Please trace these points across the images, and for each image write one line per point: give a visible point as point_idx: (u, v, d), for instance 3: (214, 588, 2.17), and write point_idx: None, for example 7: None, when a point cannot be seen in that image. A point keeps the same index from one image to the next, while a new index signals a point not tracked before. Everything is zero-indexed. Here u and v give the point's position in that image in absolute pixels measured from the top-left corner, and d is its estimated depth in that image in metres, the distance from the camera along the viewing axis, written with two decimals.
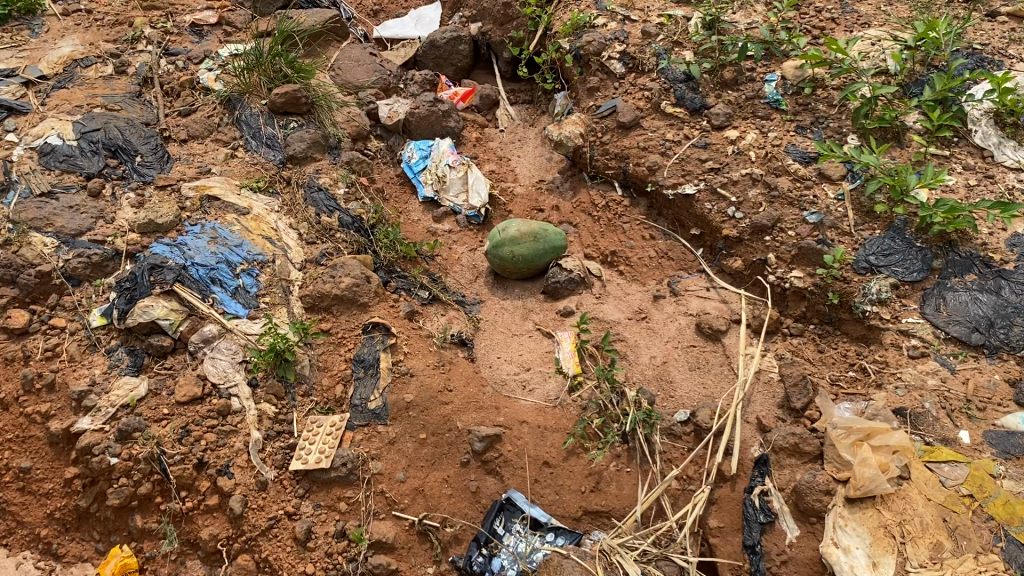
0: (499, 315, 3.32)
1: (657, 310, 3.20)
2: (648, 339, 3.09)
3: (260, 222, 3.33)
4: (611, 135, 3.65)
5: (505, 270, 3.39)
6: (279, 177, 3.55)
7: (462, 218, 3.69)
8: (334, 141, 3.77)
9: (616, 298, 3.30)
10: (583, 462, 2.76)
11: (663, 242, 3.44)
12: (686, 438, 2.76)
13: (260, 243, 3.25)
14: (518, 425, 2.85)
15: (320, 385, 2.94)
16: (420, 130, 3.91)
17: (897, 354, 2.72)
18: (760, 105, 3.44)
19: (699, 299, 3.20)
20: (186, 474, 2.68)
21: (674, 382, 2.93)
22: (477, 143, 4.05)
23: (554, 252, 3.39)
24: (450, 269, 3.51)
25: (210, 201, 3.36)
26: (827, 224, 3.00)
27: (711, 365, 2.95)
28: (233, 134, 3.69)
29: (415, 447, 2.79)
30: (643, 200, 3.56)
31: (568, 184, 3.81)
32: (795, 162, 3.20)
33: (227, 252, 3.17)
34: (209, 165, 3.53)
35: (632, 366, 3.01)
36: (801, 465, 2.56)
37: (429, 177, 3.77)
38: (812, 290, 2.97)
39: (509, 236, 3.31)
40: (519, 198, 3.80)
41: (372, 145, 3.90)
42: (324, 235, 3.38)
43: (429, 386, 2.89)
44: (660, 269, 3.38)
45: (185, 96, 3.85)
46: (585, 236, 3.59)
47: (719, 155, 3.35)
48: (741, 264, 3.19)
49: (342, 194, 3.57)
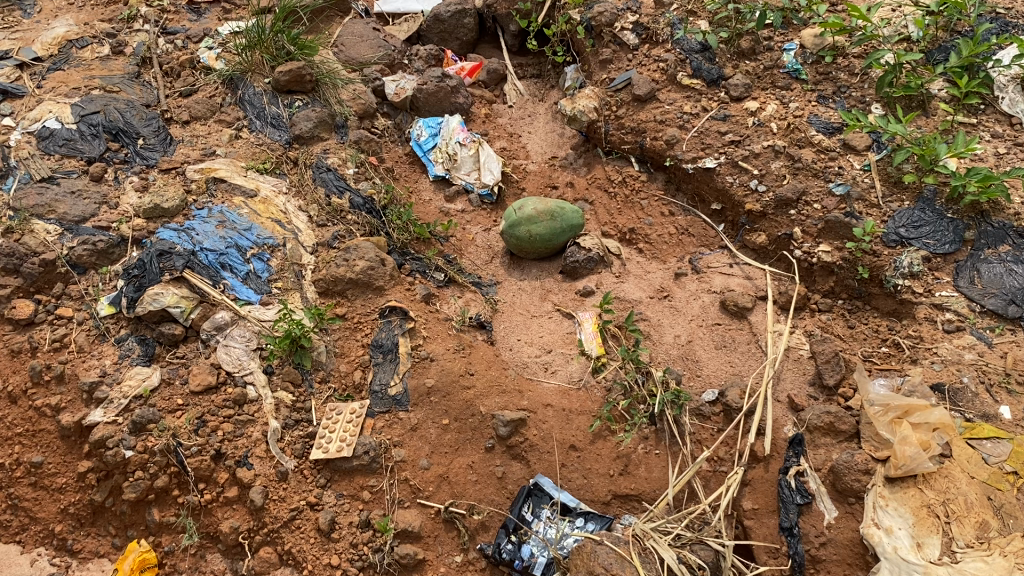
0: (517, 297, 3.23)
1: (679, 288, 3.12)
2: (672, 318, 3.02)
3: (268, 204, 3.24)
4: (626, 108, 3.54)
5: (521, 250, 3.30)
6: (286, 157, 3.43)
7: (475, 196, 3.57)
8: (341, 120, 3.63)
9: (637, 277, 3.21)
10: (610, 445, 2.69)
11: (682, 218, 3.34)
12: (716, 419, 2.70)
13: (270, 226, 3.16)
14: (542, 408, 2.78)
15: (337, 372, 2.86)
16: (429, 107, 3.79)
17: (931, 329, 2.65)
18: (779, 75, 3.36)
19: (722, 276, 3.12)
20: (204, 466, 2.63)
21: (700, 361, 2.86)
22: (486, 119, 3.93)
23: (572, 230, 3.28)
24: (465, 250, 3.40)
25: (216, 183, 3.27)
26: (854, 197, 2.92)
27: (737, 343, 2.88)
28: (237, 114, 3.58)
29: (438, 433, 2.73)
30: (661, 174, 3.46)
31: (581, 160, 3.71)
32: (818, 133, 3.12)
33: (236, 236, 3.09)
34: (213, 147, 3.43)
35: (656, 345, 2.94)
36: (836, 444, 2.49)
37: (440, 156, 3.62)
38: (841, 265, 2.88)
39: (526, 216, 3.22)
40: (532, 175, 3.69)
41: (379, 124, 3.74)
42: (335, 217, 3.26)
43: (450, 371, 2.81)
44: (679, 246, 3.29)
45: (185, 76, 3.73)
46: (601, 213, 3.49)
47: (740, 127, 3.27)
48: (766, 239, 3.10)
49: (351, 176, 3.46)
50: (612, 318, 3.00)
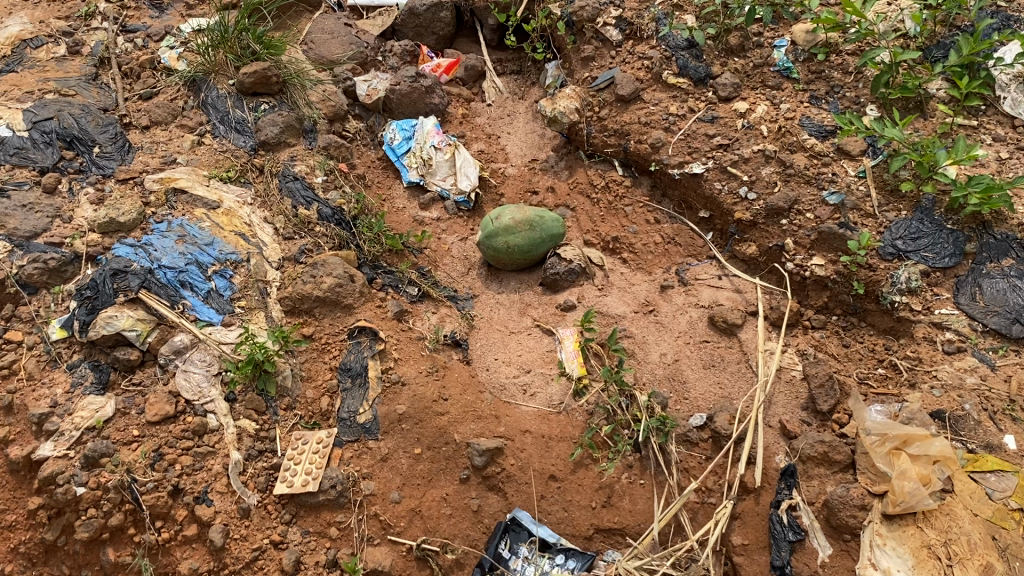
0: (494, 311, 3.07)
1: (666, 301, 2.96)
2: (657, 334, 2.86)
3: (232, 216, 3.07)
4: (610, 109, 3.37)
5: (499, 262, 3.14)
6: (251, 165, 3.25)
7: (451, 204, 3.38)
8: (309, 125, 3.45)
9: (621, 289, 3.05)
10: (592, 475, 2.55)
11: (669, 226, 3.16)
12: (704, 445, 2.56)
13: (233, 240, 2.99)
14: (520, 435, 2.63)
15: (304, 398, 2.70)
16: (402, 108, 3.60)
17: (930, 350, 2.50)
18: (770, 74, 3.19)
19: (710, 288, 2.95)
20: (160, 503, 2.47)
21: (687, 383, 2.71)
22: (464, 120, 3.74)
23: (552, 240, 3.12)
24: (440, 262, 3.22)
25: (176, 194, 3.09)
26: (848, 206, 2.77)
27: (726, 363, 2.73)
28: (199, 118, 3.39)
29: (410, 463, 2.58)
30: (646, 178, 3.28)
31: (563, 163, 3.52)
32: (811, 137, 2.96)
33: (197, 252, 2.92)
34: (173, 155, 3.24)
35: (641, 364, 2.79)
36: (831, 475, 2.35)
37: (414, 161, 3.45)
38: (835, 279, 2.72)
39: (503, 226, 3.05)
40: (511, 179, 3.50)
41: (351, 126, 3.56)
42: (301, 229, 3.08)
43: (423, 397, 2.66)
44: (666, 256, 3.11)
45: (145, 77, 3.54)
46: (583, 221, 3.31)
47: (729, 129, 3.10)
48: (756, 250, 2.94)
49: (319, 185, 3.27)
50: (594, 336, 2.84)
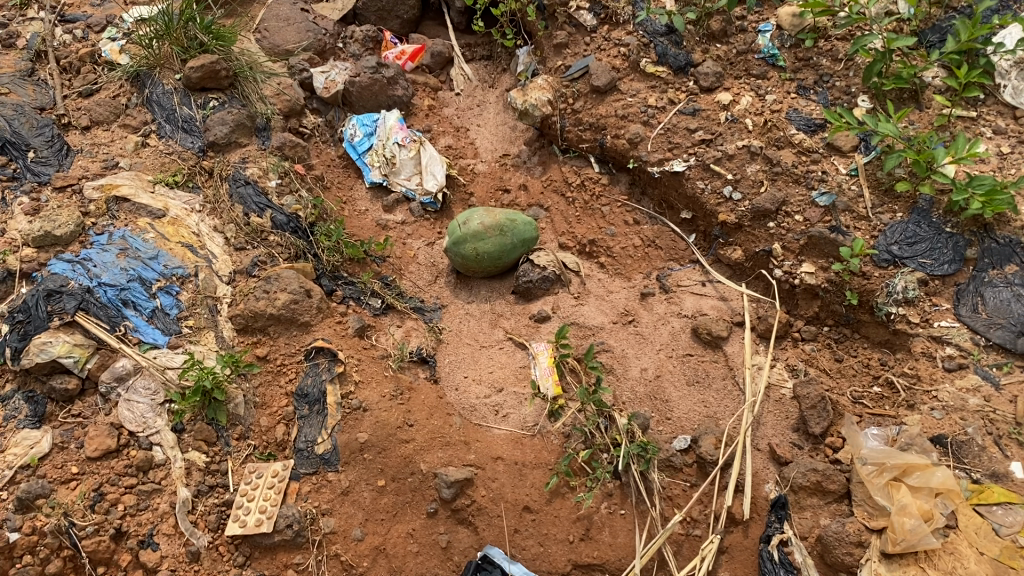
0: (464, 323, 2.87)
1: (646, 310, 2.77)
2: (638, 348, 2.68)
3: (178, 224, 2.84)
4: (584, 101, 3.14)
5: (470, 270, 2.93)
6: (199, 168, 3.01)
7: (417, 205, 3.16)
8: (262, 122, 3.20)
9: (598, 297, 2.85)
10: (569, 505, 2.37)
11: (649, 227, 2.96)
12: (688, 471, 2.39)
13: (179, 252, 2.77)
14: (492, 463, 2.44)
15: (258, 426, 2.51)
16: (363, 102, 3.35)
17: (929, 366, 2.32)
18: (754, 61, 2.99)
19: (693, 296, 2.76)
20: (102, 548, 2.27)
21: (670, 401, 2.54)
22: (430, 111, 3.51)
23: (524, 245, 2.92)
24: (405, 270, 3.01)
25: (118, 202, 2.85)
26: (840, 208, 2.59)
27: (711, 379, 2.55)
28: (143, 117, 3.14)
29: (373, 497, 2.40)
30: (624, 175, 3.06)
31: (536, 158, 3.29)
32: (799, 132, 2.77)
33: (140, 267, 2.70)
34: (115, 158, 2.99)
35: (620, 381, 2.61)
36: (824, 506, 2.18)
37: (377, 159, 3.22)
38: (826, 288, 2.53)
39: (472, 231, 2.84)
40: (481, 177, 3.29)
41: (308, 122, 3.34)
42: (254, 239, 2.87)
43: (386, 423, 2.47)
44: (646, 260, 2.91)
45: (85, 73, 3.28)
46: (558, 221, 3.09)
47: (712, 123, 2.90)
48: (741, 255, 2.74)
49: (273, 190, 3.02)
50: (570, 351, 2.65)
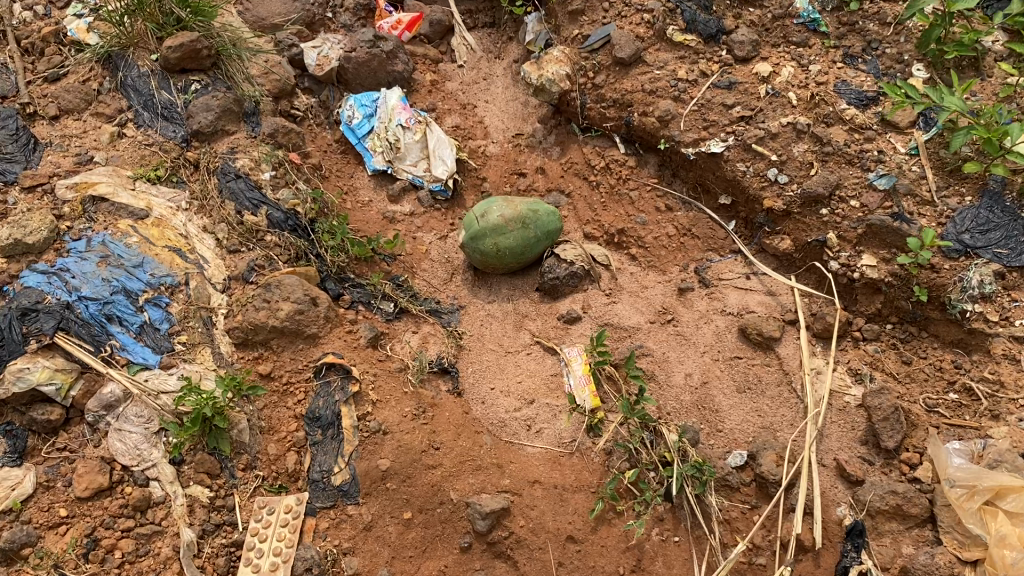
0: (486, 327, 2.62)
1: (686, 307, 2.53)
2: (680, 350, 2.44)
3: (163, 225, 2.55)
4: (606, 75, 2.85)
5: (488, 267, 2.68)
6: (184, 160, 2.71)
7: (426, 193, 2.87)
8: (251, 106, 2.87)
9: (632, 294, 2.60)
10: (617, 533, 2.14)
11: (683, 214, 2.70)
12: (745, 491, 2.17)
13: (167, 258, 2.48)
14: (529, 488, 2.21)
15: (266, 454, 2.25)
16: (360, 79, 3.03)
17: (1013, 371, 2.08)
18: (793, 27, 2.71)
19: (738, 291, 2.52)
20: None
21: (720, 411, 2.31)
22: (433, 87, 3.20)
23: (548, 238, 2.66)
24: (417, 267, 2.74)
25: (95, 202, 2.55)
26: (902, 191, 2.34)
27: (764, 385, 2.33)
28: (118, 103, 2.82)
29: (399, 531, 2.16)
30: (653, 156, 2.80)
31: (552, 137, 3.01)
32: (850, 106, 2.51)
33: (124, 277, 2.41)
34: (90, 152, 2.69)
35: (662, 389, 2.38)
36: (905, 531, 1.99)
37: (379, 144, 2.91)
38: (890, 283, 2.29)
39: (492, 225, 2.59)
40: (494, 160, 3.01)
41: (300, 102, 3.01)
42: (250, 239, 2.57)
43: (409, 448, 2.22)
44: (681, 251, 2.65)
45: (50, 54, 2.95)
46: (581, 208, 2.83)
47: (751, 97, 2.64)
48: (791, 245, 2.48)
49: (267, 183, 2.70)
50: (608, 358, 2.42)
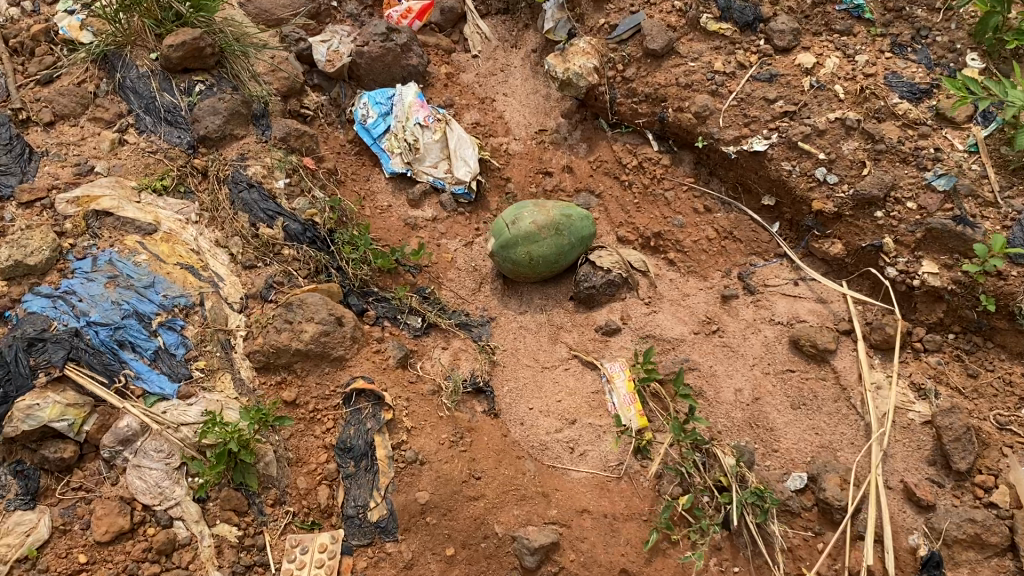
0: (519, 340, 2.48)
1: (731, 316, 2.40)
2: (728, 363, 2.31)
3: (173, 240, 2.39)
4: (637, 67, 2.69)
5: (519, 276, 2.53)
6: (191, 168, 2.54)
7: (448, 197, 2.72)
8: (260, 108, 2.69)
9: (673, 302, 2.47)
10: (673, 565, 2.00)
11: (723, 215, 2.57)
12: (807, 516, 2.07)
13: (180, 277, 2.32)
14: (577, 517, 2.08)
15: (295, 489, 2.10)
16: (373, 74, 2.85)
17: None
18: (836, 14, 2.56)
19: (786, 298, 2.39)
20: None
21: (775, 430, 2.19)
22: (449, 81, 3.03)
23: (582, 244, 2.51)
24: (444, 277, 2.59)
25: (99, 217, 2.37)
26: (963, 193, 2.19)
27: (821, 401, 2.20)
28: (118, 107, 2.64)
29: (441, 569, 2.02)
30: (689, 153, 2.65)
31: (578, 133, 2.85)
32: (902, 100, 2.36)
33: (134, 299, 2.24)
34: (90, 161, 2.50)
35: (712, 406, 2.26)
36: (983, 561, 1.87)
37: (396, 145, 2.75)
38: (953, 291, 2.15)
39: (524, 233, 2.44)
40: (518, 158, 2.85)
41: (310, 101, 2.84)
42: (267, 254, 2.41)
43: (448, 478, 2.10)
44: (723, 256, 2.52)
45: (41, 55, 2.75)
46: (613, 209, 2.69)
47: (794, 91, 2.49)
48: (842, 250, 2.35)
49: (282, 192, 2.55)
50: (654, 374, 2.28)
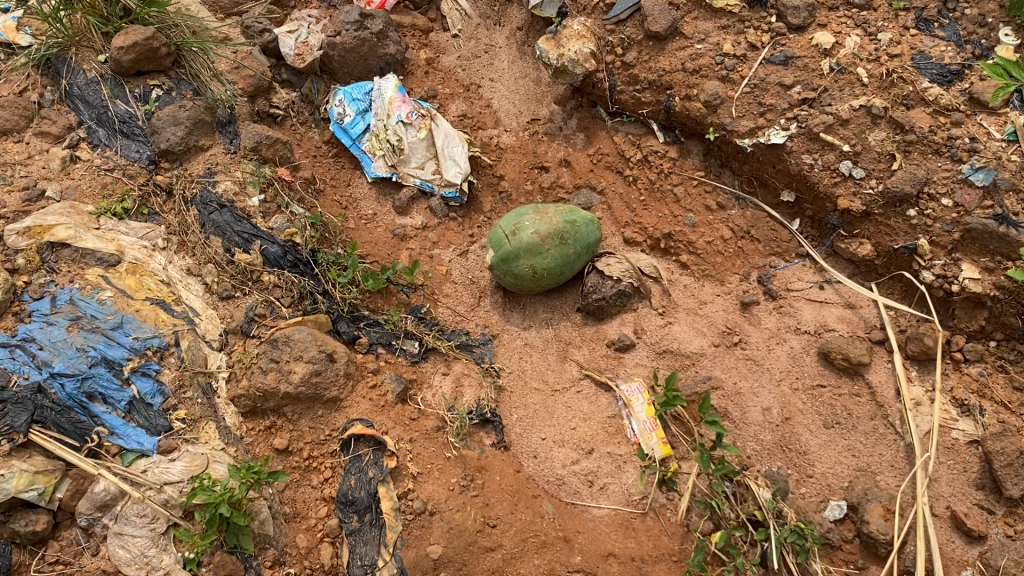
0: (526, 360, 2.29)
1: (753, 326, 2.23)
2: (754, 379, 2.15)
3: (141, 272, 2.14)
4: (638, 51, 2.46)
5: (521, 288, 2.33)
6: (154, 186, 2.31)
7: (438, 201, 2.50)
8: (226, 114, 2.44)
9: (689, 312, 2.30)
10: None
11: (738, 213, 2.38)
12: (848, 548, 1.93)
13: (150, 315, 2.07)
14: (603, 562, 1.93)
15: (295, 548, 1.93)
16: (348, 67, 2.59)
17: None
18: None
19: (811, 304, 2.22)
20: None
21: (808, 453, 2.04)
22: (430, 66, 2.77)
23: (588, 252, 2.32)
24: (440, 293, 2.39)
25: (54, 249, 2.10)
26: (1004, 188, 1.99)
27: (855, 420, 2.05)
28: (66, 120, 2.38)
29: None
30: (697, 144, 2.46)
31: (574, 122, 2.64)
32: (932, 84, 2.15)
33: (103, 343, 1.99)
34: (39, 183, 2.24)
35: (740, 428, 2.11)
36: None
37: (378, 146, 2.51)
38: (995, 297, 1.99)
39: (527, 245, 2.24)
40: (510, 153, 2.63)
41: (279, 99, 2.59)
42: (245, 282, 2.20)
43: (462, 529, 1.93)
44: (740, 257, 2.34)
45: None
46: (618, 208, 2.50)
47: (812, 74, 2.26)
48: (872, 252, 2.18)
49: (257, 210, 2.30)
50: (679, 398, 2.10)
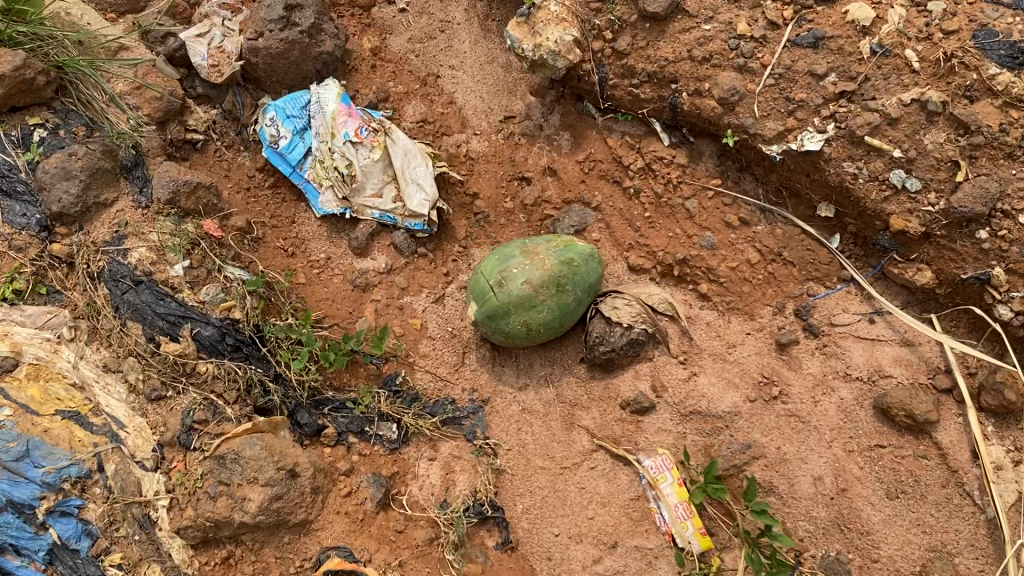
0: (526, 432, 1.95)
1: (794, 372, 1.89)
2: (800, 443, 1.83)
3: (45, 376, 1.72)
4: (632, 35, 1.98)
5: (513, 342, 1.95)
6: (52, 258, 1.85)
7: (402, 236, 2.10)
8: (131, 154, 1.94)
9: (716, 359, 1.94)
10: None
11: (764, 230, 1.99)
12: None
13: (63, 437, 1.64)
14: None
15: None
16: (278, 75, 2.09)
17: None
18: None
19: (861, 343, 1.87)
20: None
21: (872, 533, 1.74)
22: (377, 58, 2.25)
23: (590, 294, 1.93)
24: (417, 353, 2.03)
25: None
26: None
27: (925, 488, 1.73)
28: None
29: None
30: (708, 144, 2.03)
31: (556, 118, 2.19)
32: (1003, 69, 1.67)
33: (5, 484, 1.58)
34: None
35: (788, 505, 1.80)
36: None
37: (324, 174, 2.08)
38: None
39: (518, 299, 1.84)
40: (483, 164, 2.20)
41: (197, 120, 2.07)
42: (179, 376, 1.79)
43: None
44: (771, 285, 1.97)
45: None
46: (618, 227, 2.11)
47: (849, 59, 1.79)
48: (932, 279, 1.81)
49: (181, 281, 1.86)
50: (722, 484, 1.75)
